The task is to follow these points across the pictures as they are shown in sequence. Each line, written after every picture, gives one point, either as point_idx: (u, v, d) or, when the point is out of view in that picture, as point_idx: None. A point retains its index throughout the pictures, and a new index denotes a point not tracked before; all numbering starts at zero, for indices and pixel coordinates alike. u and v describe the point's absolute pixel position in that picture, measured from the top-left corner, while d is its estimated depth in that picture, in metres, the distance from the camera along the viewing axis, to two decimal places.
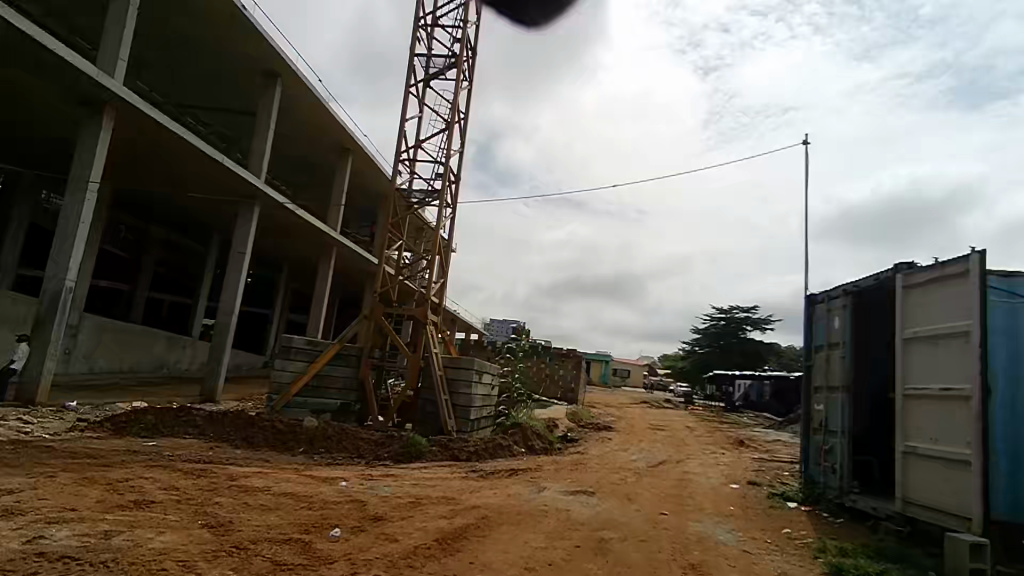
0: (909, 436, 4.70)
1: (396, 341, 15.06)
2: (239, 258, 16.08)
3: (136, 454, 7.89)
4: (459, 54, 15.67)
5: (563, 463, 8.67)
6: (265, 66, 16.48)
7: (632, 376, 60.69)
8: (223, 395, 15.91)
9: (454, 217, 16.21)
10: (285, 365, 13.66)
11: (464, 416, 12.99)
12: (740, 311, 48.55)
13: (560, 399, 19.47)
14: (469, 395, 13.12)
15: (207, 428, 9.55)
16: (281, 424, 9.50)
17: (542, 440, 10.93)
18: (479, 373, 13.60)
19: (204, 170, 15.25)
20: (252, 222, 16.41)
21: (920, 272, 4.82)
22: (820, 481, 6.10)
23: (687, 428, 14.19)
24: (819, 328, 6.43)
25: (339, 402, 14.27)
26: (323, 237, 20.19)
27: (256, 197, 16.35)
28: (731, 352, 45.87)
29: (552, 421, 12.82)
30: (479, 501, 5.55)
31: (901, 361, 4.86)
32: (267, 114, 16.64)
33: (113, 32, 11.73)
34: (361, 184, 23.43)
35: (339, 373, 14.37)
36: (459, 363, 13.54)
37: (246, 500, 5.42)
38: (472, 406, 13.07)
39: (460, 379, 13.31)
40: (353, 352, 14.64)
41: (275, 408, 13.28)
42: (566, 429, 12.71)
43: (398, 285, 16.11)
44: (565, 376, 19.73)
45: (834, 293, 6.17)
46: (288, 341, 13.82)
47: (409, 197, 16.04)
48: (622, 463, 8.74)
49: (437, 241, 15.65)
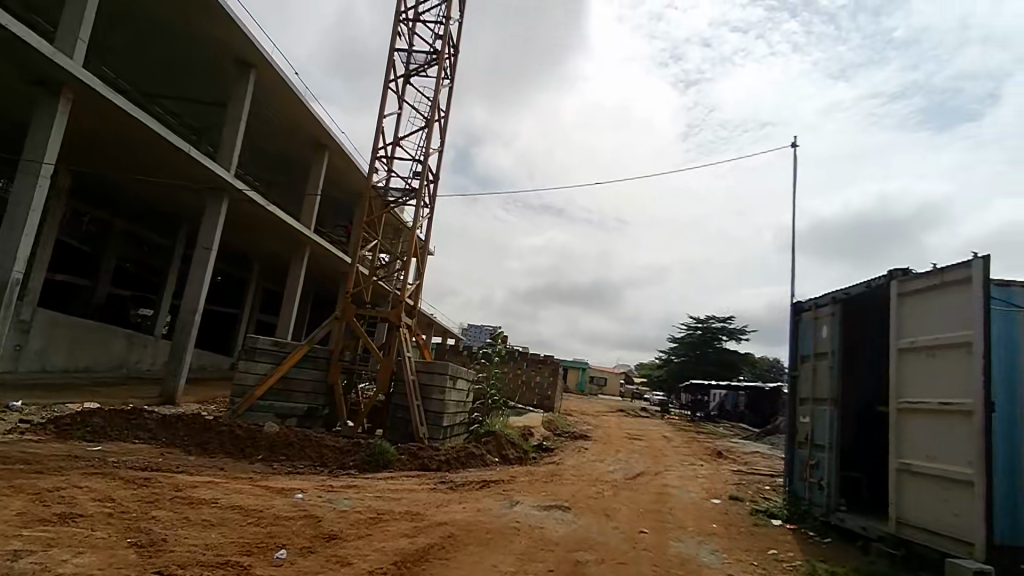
0: (904, 452, 4.43)
1: (368, 344, 14.51)
2: (205, 253, 15.40)
3: (77, 460, 7.28)
4: (441, 51, 15.31)
5: (538, 474, 8.28)
6: (238, 55, 15.92)
7: (608, 385, 60.59)
8: (183, 398, 15.20)
9: (432, 217, 15.78)
10: (248, 367, 13.06)
11: (436, 423, 12.52)
12: (717, 321, 48.98)
13: (536, 406, 19.10)
14: (442, 402, 12.67)
15: (159, 432, 8.96)
16: (240, 429, 8.95)
17: (516, 449, 10.54)
18: (453, 378, 13.16)
19: (170, 160, 14.60)
20: (220, 216, 15.76)
21: (916, 278, 4.57)
22: (806, 498, 5.82)
23: (665, 438, 13.96)
24: (805, 337, 6.17)
25: (306, 407, 13.69)
26: (295, 235, 19.58)
27: (225, 190, 15.72)
28: (708, 362, 46.13)
29: (527, 429, 12.43)
30: (447, 517, 5.14)
31: (895, 372, 4.60)
32: (240, 106, 16.03)
33: (73, 11, 11.10)
34: (338, 182, 22.87)
35: (306, 377, 13.80)
36: (432, 368, 13.06)
37: (187, 514, 4.90)
38: (444, 413, 12.61)
39: (433, 384, 12.85)
40: (321, 355, 14.08)
41: (237, 412, 12.66)
42: (541, 438, 12.34)
43: (372, 286, 15.53)
44: (542, 383, 19.39)
45: (821, 300, 5.93)
46: (253, 342, 13.28)
47: (386, 196, 15.54)
48: (599, 475, 8.38)
49: (413, 242, 15.15)
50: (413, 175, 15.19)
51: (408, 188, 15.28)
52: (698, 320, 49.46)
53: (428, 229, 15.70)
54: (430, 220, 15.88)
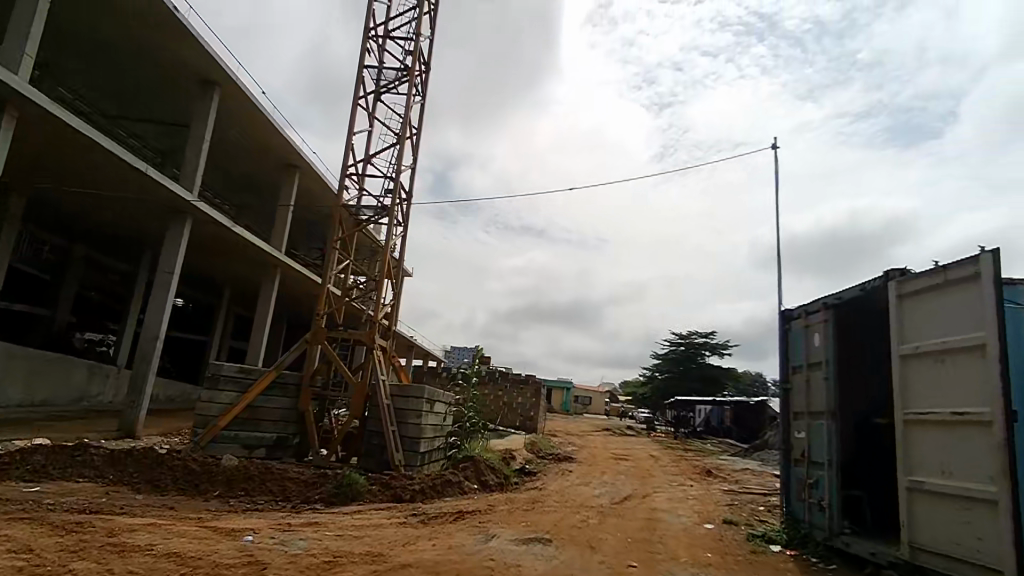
0: (914, 468, 4.02)
1: (342, 368, 13.80)
2: (167, 277, 14.73)
3: (6, 503, 6.58)
4: (411, 67, 15.02)
5: (518, 502, 7.73)
6: (201, 73, 15.45)
7: (592, 404, 60.00)
8: (144, 430, 14.36)
9: (406, 236, 15.30)
10: (212, 397, 12.39)
11: (412, 449, 11.90)
12: (699, 337, 48.92)
13: (518, 428, 18.52)
14: (418, 426, 12.07)
15: (106, 469, 8.25)
16: (195, 464, 8.29)
17: (496, 474, 9.96)
18: (430, 402, 12.56)
19: (129, 180, 14.00)
20: (183, 238, 15.12)
21: (916, 278, 4.21)
22: (805, 521, 5.38)
23: (652, 457, 13.49)
24: (797, 347, 5.79)
25: (275, 436, 12.98)
26: (265, 257, 18.95)
27: (188, 211, 15.12)
28: (691, 378, 45.89)
29: (508, 452, 11.86)
30: (413, 556, 4.60)
31: (899, 380, 4.22)
32: (203, 125, 15.52)
33: (19, 26, 10.58)
34: (310, 203, 22.33)
35: (276, 405, 13.11)
36: (407, 391, 12.46)
37: (111, 566, 4.28)
38: (421, 438, 11.99)
39: (409, 409, 12.26)
40: (291, 381, 13.44)
41: (199, 444, 11.92)
42: (523, 461, 11.78)
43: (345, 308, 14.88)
44: (524, 404, 18.83)
45: (812, 307, 5.57)
46: (216, 369, 12.63)
47: (358, 215, 14.99)
48: (584, 501, 7.86)
49: (386, 261, 14.62)
50: (385, 192, 14.75)
51: (380, 206, 14.82)
52: (680, 336, 49.36)
53: (401, 248, 15.23)
54: (404, 239, 15.40)
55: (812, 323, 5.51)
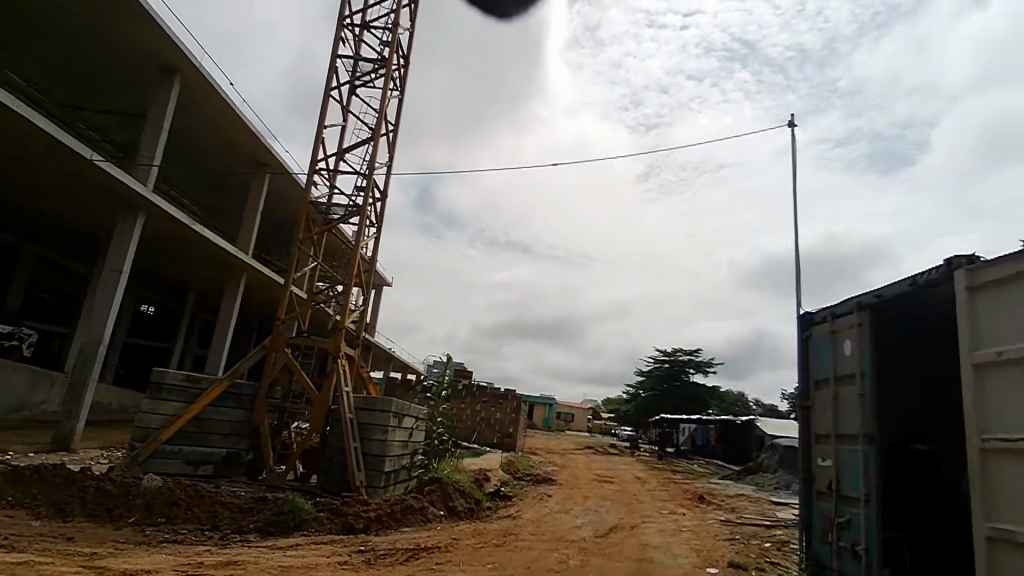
0: (995, 512, 3.06)
1: (303, 378, 12.60)
2: (114, 276, 13.52)
3: None
4: (388, 59, 14.05)
5: (487, 534, 6.64)
6: (160, 58, 14.36)
7: (575, 421, 58.85)
8: (82, 443, 13.05)
9: (379, 237, 14.22)
10: (153, 407, 11.14)
11: (376, 469, 10.75)
12: (683, 354, 48.25)
13: (495, 446, 17.41)
14: (383, 443, 10.93)
15: (4, 491, 6.85)
16: (111, 485, 7.11)
17: (466, 499, 8.86)
18: (398, 416, 11.41)
19: (71, 168, 12.79)
20: (134, 234, 13.92)
21: (993, 265, 3.30)
22: (833, 568, 4.40)
23: (637, 480, 12.46)
24: (820, 357, 4.87)
25: (225, 452, 11.78)
26: (229, 260, 17.79)
27: (141, 206, 13.93)
28: (676, 395, 45.07)
29: (482, 473, 10.76)
30: None
31: (970, 393, 3.28)
32: (162, 115, 14.41)
33: None
34: (281, 203, 21.19)
35: (227, 418, 11.92)
36: (373, 404, 11.31)
37: None
38: (386, 457, 10.85)
39: (374, 424, 11.11)
40: (246, 392, 12.28)
41: (136, 460, 10.67)
42: (498, 483, 10.70)
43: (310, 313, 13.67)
44: (502, 420, 17.72)
45: (841, 308, 4.67)
46: (160, 376, 11.39)
47: (327, 213, 13.84)
48: (564, 534, 6.79)
49: (355, 263, 13.42)
50: (357, 190, 13.66)
51: (351, 204, 13.68)
52: (665, 352, 48.62)
53: (373, 249, 14.12)
54: (377, 240, 14.30)
55: (841, 327, 4.61)
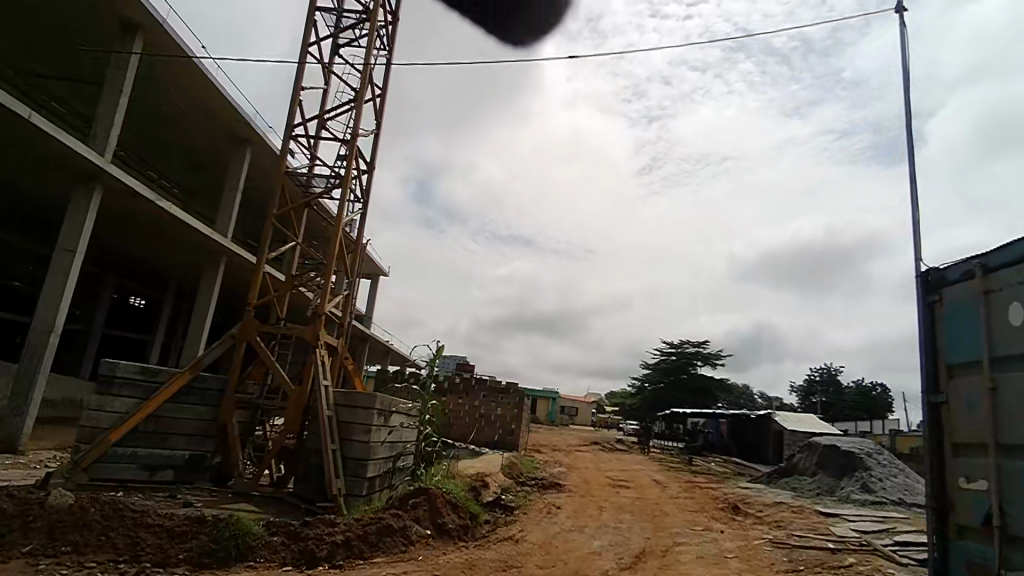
0: None
1: (275, 370, 11.08)
2: (67, 257, 12.11)
3: None
4: (373, 12, 12.47)
5: (481, 569, 5.13)
6: (118, 13, 12.79)
7: (579, 415, 57.31)
8: (32, 443, 11.62)
9: (365, 212, 12.65)
10: (101, 405, 9.69)
11: (357, 475, 9.28)
12: (690, 346, 46.76)
13: (496, 444, 15.99)
14: (366, 445, 9.45)
15: None
16: (7, 504, 5.59)
17: (459, 514, 7.39)
18: (383, 414, 9.90)
19: (12, 134, 11.23)
20: (90, 209, 12.42)
21: None
22: None
23: (659, 485, 10.97)
24: (961, 331, 3.38)
25: (187, 455, 10.36)
26: (206, 243, 16.32)
27: (98, 178, 12.41)
28: (682, 389, 43.65)
29: (479, 479, 9.30)
30: None
31: None
32: (121, 77, 12.90)
33: None
34: (263, 181, 19.68)
35: (189, 416, 10.49)
36: (354, 400, 9.81)
37: None
38: (369, 461, 9.38)
39: (356, 423, 9.64)
40: (212, 387, 10.86)
41: (80, 465, 9.23)
42: (498, 491, 9.23)
43: (287, 297, 12.11)
44: (503, 416, 16.23)
45: (1001, 255, 3.15)
46: (110, 369, 9.93)
47: (306, 184, 12.24)
48: (580, 568, 5.25)
49: (337, 241, 11.82)
50: (339, 159, 12.07)
51: (332, 175, 12.07)
52: (671, 345, 47.13)
53: (359, 227, 12.56)
54: (362, 217, 12.77)
55: (1002, 283, 3.09)
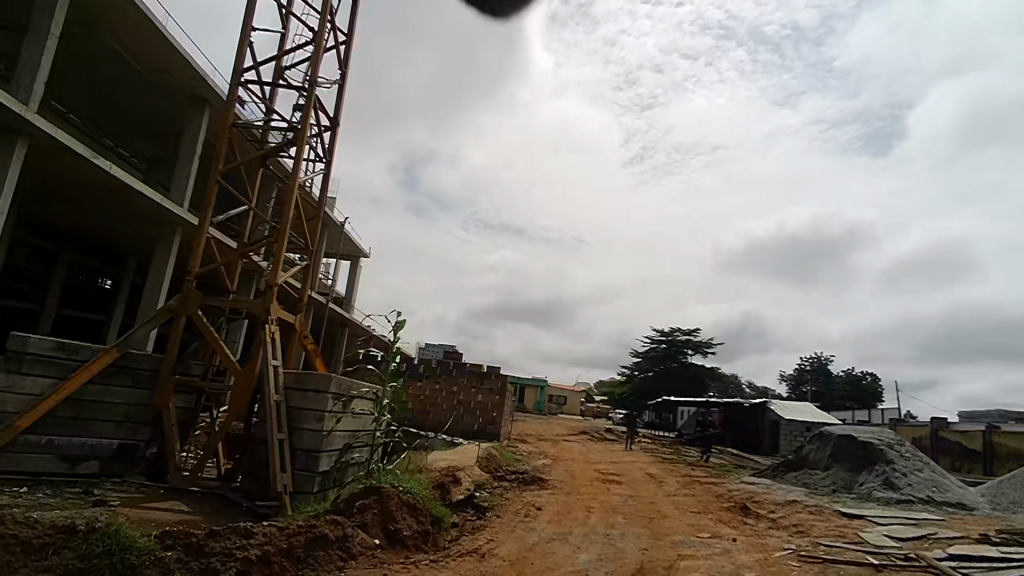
0: None
1: (220, 348, 9.70)
2: None
3: None
4: None
5: None
6: None
7: (568, 405, 56.09)
8: None
9: (328, 172, 11.25)
10: (9, 386, 8.27)
11: (308, 468, 8.00)
12: (681, 335, 45.75)
13: (477, 434, 14.77)
14: (318, 434, 8.15)
15: None
16: None
17: (420, 518, 6.13)
18: (341, 399, 8.58)
19: None
20: (13, 165, 10.94)
21: None
22: None
23: (655, 480, 9.79)
24: None
25: (115, 444, 9.01)
26: (159, 212, 14.85)
27: (21, 130, 10.92)
28: (673, 377, 42.64)
29: (450, 474, 8.05)
30: None
31: None
32: (50, 17, 11.40)
33: None
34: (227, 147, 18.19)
35: (118, 400, 9.14)
36: (306, 382, 8.48)
37: None
38: (321, 452, 8.08)
39: (307, 408, 8.32)
40: (146, 366, 9.50)
41: None
42: (471, 487, 7.99)
43: (238, 268, 10.70)
44: (484, 403, 14.99)
45: None
46: (21, 344, 8.51)
47: (259, 141, 10.81)
48: None
49: (293, 204, 10.41)
50: (296, 110, 10.64)
51: (289, 129, 10.63)
52: (662, 333, 46.09)
53: (320, 191, 11.17)
54: (324, 179, 11.36)
55: None
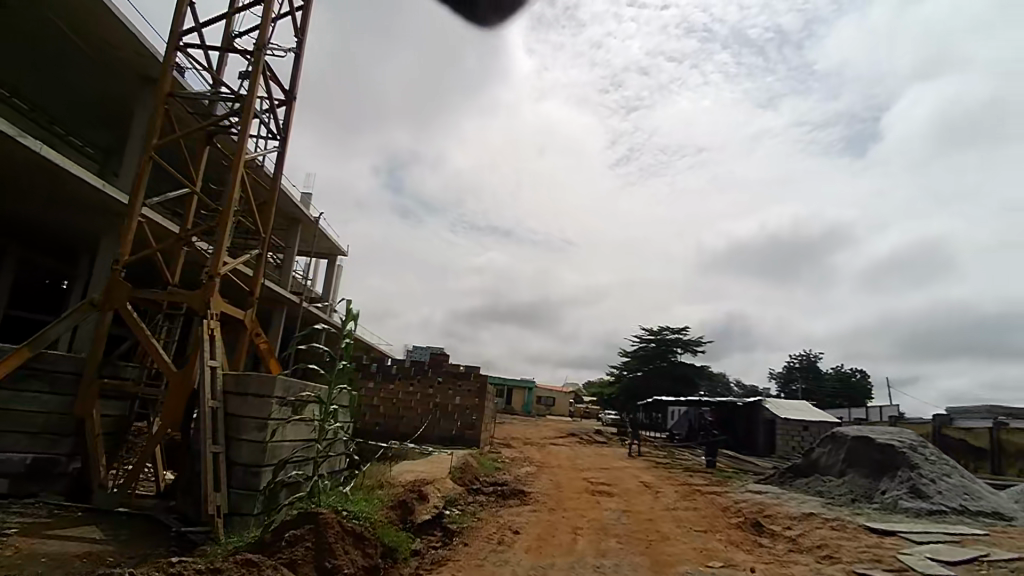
0: None
1: (154, 348, 8.47)
2: None
3: None
4: None
5: None
6: None
7: (556, 407, 54.97)
8: None
9: (284, 150, 10.04)
10: None
11: (248, 486, 6.83)
12: (670, 333, 44.86)
13: (455, 440, 13.63)
14: (258, 447, 6.96)
15: None
16: None
17: (367, 550, 4.96)
18: (287, 404, 7.39)
19: None
20: None
21: None
22: None
23: (652, 490, 8.72)
24: None
25: (28, 460, 7.76)
26: (104, 200, 13.60)
27: None
28: (663, 376, 41.69)
29: (415, 490, 6.88)
30: None
31: None
32: None
33: None
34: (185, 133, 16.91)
35: (32, 408, 7.90)
36: (246, 387, 7.24)
37: None
38: (262, 467, 6.90)
39: (247, 417, 7.11)
40: (65, 369, 8.26)
41: None
42: (439, 505, 6.83)
43: (181, 259, 9.48)
44: (463, 406, 13.85)
45: None
46: None
47: (202, 115, 9.58)
48: None
49: (241, 185, 9.24)
50: (243, 79, 9.42)
51: (236, 100, 9.42)
52: (651, 332, 45.16)
53: (273, 170, 9.93)
54: (278, 158, 10.15)
55: None
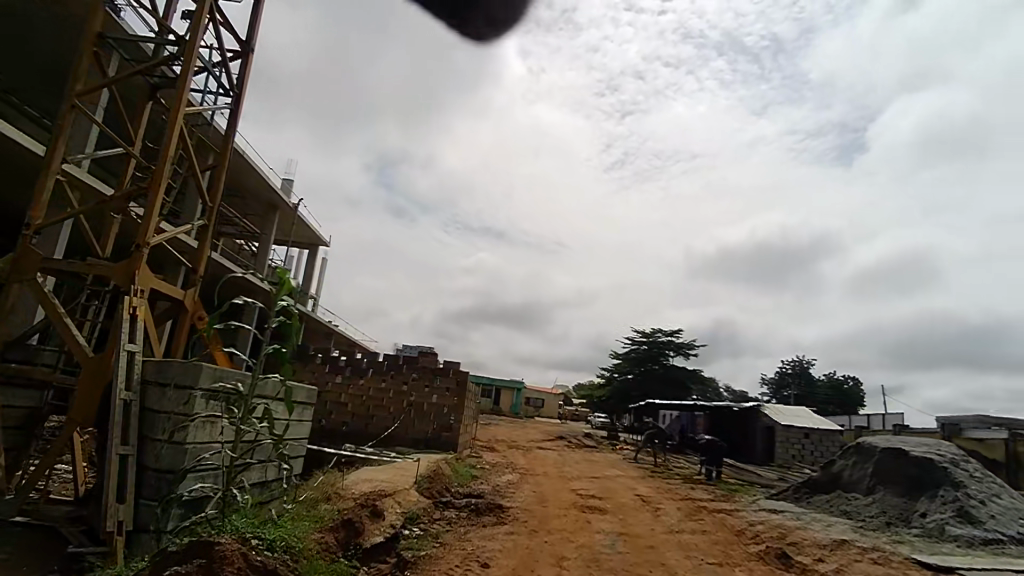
0: None
1: (70, 327, 7.16)
2: None
3: None
4: None
5: None
6: None
7: (545, 409, 53.81)
8: None
9: (236, 107, 8.76)
10: None
11: (160, 495, 5.55)
12: (662, 335, 43.78)
13: (430, 442, 12.39)
14: (173, 448, 5.67)
15: None
16: None
17: None
18: (214, 397, 6.09)
19: None
20: None
21: None
22: None
23: (651, 506, 7.50)
24: None
25: None
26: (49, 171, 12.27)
27: None
28: (654, 379, 40.59)
29: (368, 504, 5.63)
30: None
31: None
32: None
33: None
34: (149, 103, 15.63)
35: None
36: (164, 376, 5.93)
37: None
38: (176, 473, 5.61)
39: (163, 411, 5.81)
40: None
41: None
42: (395, 523, 5.58)
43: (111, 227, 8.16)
44: (439, 404, 12.62)
45: None
46: None
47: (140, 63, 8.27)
48: None
49: (180, 142, 7.91)
50: (187, 22, 8.12)
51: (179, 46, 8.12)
52: (642, 334, 44.07)
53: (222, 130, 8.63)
54: (229, 118, 8.84)
55: None
